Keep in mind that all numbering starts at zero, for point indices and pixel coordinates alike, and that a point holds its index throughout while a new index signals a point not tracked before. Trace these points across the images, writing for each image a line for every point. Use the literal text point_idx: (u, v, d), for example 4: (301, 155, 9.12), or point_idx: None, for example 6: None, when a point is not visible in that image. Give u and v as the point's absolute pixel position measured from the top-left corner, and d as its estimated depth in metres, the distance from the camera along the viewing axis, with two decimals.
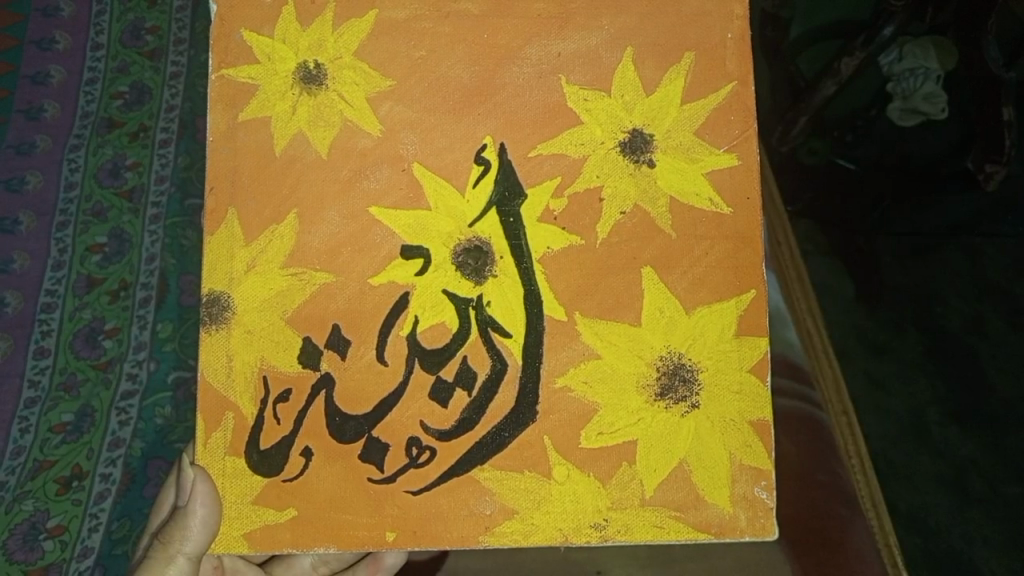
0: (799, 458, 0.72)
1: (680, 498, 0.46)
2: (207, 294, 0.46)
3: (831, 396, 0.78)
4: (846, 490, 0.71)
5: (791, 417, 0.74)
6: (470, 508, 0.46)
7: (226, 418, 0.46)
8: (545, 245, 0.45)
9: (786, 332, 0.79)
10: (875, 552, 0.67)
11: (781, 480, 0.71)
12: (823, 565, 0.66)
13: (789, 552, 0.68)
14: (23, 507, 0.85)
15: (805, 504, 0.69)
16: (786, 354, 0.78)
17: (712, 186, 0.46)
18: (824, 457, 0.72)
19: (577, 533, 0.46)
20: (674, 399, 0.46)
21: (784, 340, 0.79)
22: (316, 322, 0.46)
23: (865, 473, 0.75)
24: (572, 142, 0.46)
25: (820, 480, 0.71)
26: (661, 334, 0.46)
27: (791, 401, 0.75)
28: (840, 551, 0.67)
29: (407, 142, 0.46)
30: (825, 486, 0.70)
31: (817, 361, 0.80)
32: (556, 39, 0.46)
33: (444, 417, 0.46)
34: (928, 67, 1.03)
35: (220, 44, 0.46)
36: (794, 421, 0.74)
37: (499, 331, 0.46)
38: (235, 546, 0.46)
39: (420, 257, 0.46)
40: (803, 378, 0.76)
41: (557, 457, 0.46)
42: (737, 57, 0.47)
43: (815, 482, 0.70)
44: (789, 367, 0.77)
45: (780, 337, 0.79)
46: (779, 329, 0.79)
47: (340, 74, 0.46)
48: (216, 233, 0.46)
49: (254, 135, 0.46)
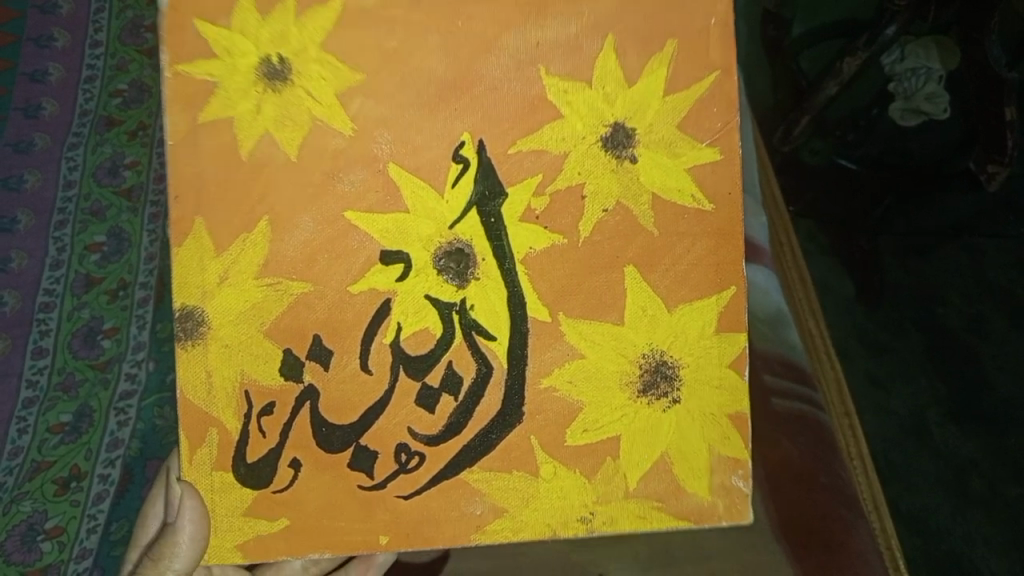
0: (802, 460, 0.69)
1: (662, 489, 0.47)
2: (180, 309, 0.45)
3: (834, 398, 0.79)
4: (849, 492, 0.68)
5: (793, 418, 0.71)
6: (460, 508, 0.46)
7: (209, 435, 0.46)
8: (527, 245, 0.45)
9: (788, 333, 0.76)
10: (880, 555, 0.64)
11: (783, 483, 0.68)
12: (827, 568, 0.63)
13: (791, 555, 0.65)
14: (21, 507, 0.84)
15: (807, 506, 0.66)
16: (788, 355, 0.75)
17: (693, 181, 0.46)
18: (828, 458, 0.70)
19: (564, 527, 0.46)
20: (655, 395, 0.46)
21: (786, 340, 0.76)
22: (296, 335, 0.45)
23: (867, 475, 0.75)
24: (553, 137, 0.45)
25: (822, 482, 0.68)
26: (643, 332, 0.46)
27: (794, 403, 0.72)
28: (843, 553, 0.64)
29: (381, 140, 0.45)
30: (828, 487, 0.68)
31: (820, 362, 0.80)
32: (534, 26, 0.45)
33: (430, 422, 0.46)
34: (930, 67, 1.04)
35: (175, 39, 0.43)
36: (797, 423, 0.71)
37: (484, 333, 0.45)
38: (230, 557, 0.46)
39: (401, 263, 0.45)
40: (805, 380, 0.74)
41: (544, 456, 0.46)
42: (721, 47, 0.46)
43: (816, 484, 0.67)
44: (791, 368, 0.74)
45: (782, 338, 0.76)
46: (780, 330, 0.76)
47: (307, 69, 0.44)
48: (184, 245, 0.45)
49: (219, 138, 0.44)
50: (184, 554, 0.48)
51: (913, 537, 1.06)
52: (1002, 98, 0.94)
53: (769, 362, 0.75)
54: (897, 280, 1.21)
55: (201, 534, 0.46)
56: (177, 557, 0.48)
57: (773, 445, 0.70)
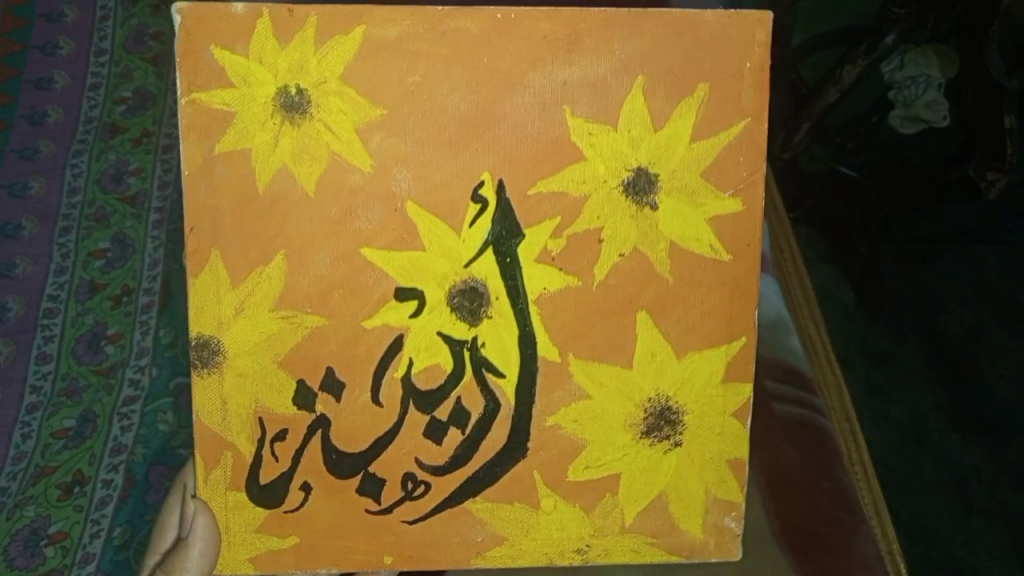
0: (802, 465, 0.70)
1: (657, 525, 0.48)
2: (196, 337, 0.46)
3: (833, 401, 0.77)
4: (849, 496, 0.69)
5: (794, 423, 0.73)
6: (462, 535, 0.48)
7: (224, 456, 0.47)
8: (540, 287, 0.46)
9: (790, 339, 0.78)
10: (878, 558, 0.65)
11: (782, 486, 0.69)
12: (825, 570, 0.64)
13: (794, 561, 0.65)
14: (24, 512, 0.83)
15: (807, 511, 0.68)
16: (790, 360, 0.77)
17: (712, 231, 0.47)
18: (829, 463, 0.71)
19: (561, 556, 0.48)
20: (658, 437, 0.47)
21: (787, 346, 0.78)
22: (310, 365, 0.47)
23: (867, 479, 0.73)
24: (576, 178, 0.46)
25: (822, 486, 0.69)
26: (650, 377, 0.47)
27: (795, 409, 0.74)
28: (842, 557, 0.65)
29: (400, 178, 0.46)
30: (828, 491, 0.69)
31: (822, 368, 0.78)
32: (563, 65, 0.45)
33: (438, 453, 0.47)
34: (929, 74, 1.07)
35: (189, 65, 0.44)
36: (798, 428, 0.73)
37: (494, 371, 0.47)
38: (243, 568, 0.48)
39: (415, 298, 0.46)
40: (805, 385, 0.76)
41: (546, 489, 0.47)
42: (754, 90, 0.46)
43: (816, 489, 0.69)
44: (791, 373, 0.76)
45: (783, 344, 0.78)
46: (782, 336, 0.78)
47: (326, 102, 0.45)
48: (200, 275, 0.46)
49: (235, 170, 0.45)
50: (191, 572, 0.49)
51: (914, 544, 1.06)
52: (1001, 105, 0.97)
53: (772, 367, 0.77)
54: (897, 288, 1.24)
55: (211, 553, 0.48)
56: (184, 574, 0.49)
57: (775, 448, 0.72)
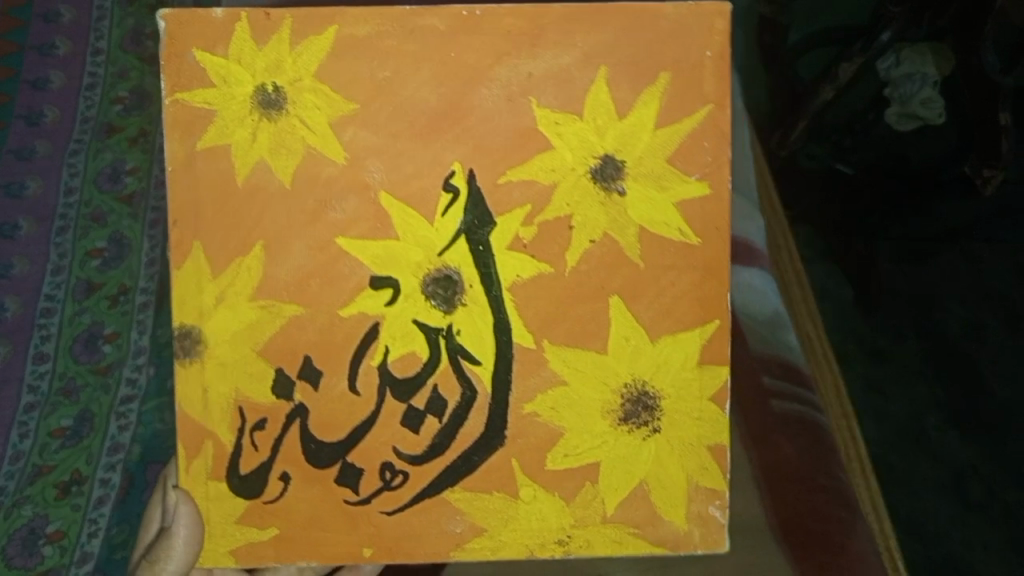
0: (801, 462, 0.70)
1: (638, 515, 0.48)
2: (179, 327, 0.46)
3: (832, 400, 0.83)
4: (846, 493, 0.69)
5: (793, 420, 0.72)
6: (441, 525, 0.48)
7: (205, 446, 0.47)
8: (514, 273, 0.46)
9: (786, 336, 0.77)
10: (875, 553, 0.66)
11: (782, 484, 0.69)
12: (825, 567, 0.64)
13: (791, 556, 0.65)
14: (22, 511, 0.84)
15: (806, 507, 0.67)
16: (787, 356, 0.76)
17: (681, 215, 0.47)
18: (826, 460, 0.71)
19: (541, 547, 0.48)
20: (637, 423, 0.47)
21: (784, 342, 0.77)
22: (288, 355, 0.47)
23: (864, 473, 0.80)
24: (544, 167, 0.46)
25: (821, 483, 0.69)
26: (625, 362, 0.47)
27: (793, 406, 0.73)
28: (841, 554, 0.65)
29: (374, 169, 0.46)
30: (826, 488, 0.69)
31: (819, 366, 0.84)
32: (526, 58, 0.46)
33: (416, 442, 0.47)
34: (925, 73, 1.06)
35: (173, 67, 0.45)
36: (796, 425, 0.72)
37: (469, 358, 0.47)
38: (222, 561, 0.48)
39: (390, 287, 0.46)
40: (802, 381, 0.75)
41: (524, 478, 0.47)
42: (715, 78, 0.46)
43: (816, 486, 0.69)
44: (788, 369, 0.75)
45: (781, 340, 0.77)
46: (779, 333, 0.77)
47: (302, 98, 0.46)
48: (184, 266, 0.46)
49: (215, 164, 0.46)
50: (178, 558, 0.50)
51: (912, 542, 1.07)
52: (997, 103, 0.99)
53: (767, 363, 0.75)
54: (893, 284, 1.23)
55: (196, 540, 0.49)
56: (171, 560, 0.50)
57: (772, 446, 0.71)
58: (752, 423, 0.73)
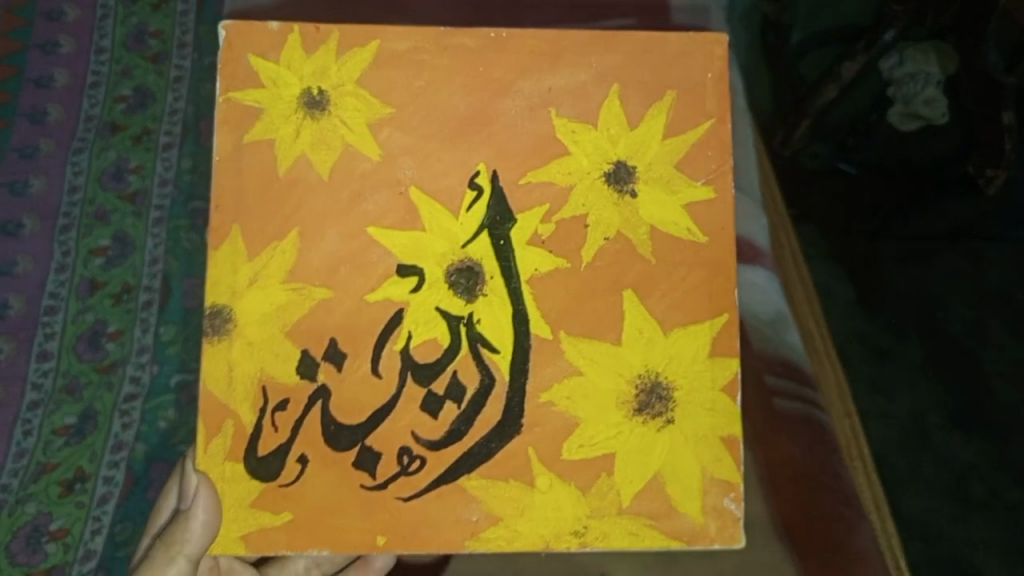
0: (803, 461, 0.70)
1: (655, 507, 0.47)
2: (209, 307, 0.46)
3: (835, 401, 0.81)
4: (849, 492, 0.69)
5: (795, 420, 0.72)
6: (456, 513, 0.47)
7: (226, 424, 0.46)
8: (532, 268, 0.47)
9: (789, 335, 0.76)
10: (877, 552, 0.66)
11: (784, 483, 0.69)
12: (827, 566, 0.65)
13: (794, 553, 0.66)
14: (25, 509, 0.84)
15: (808, 506, 0.68)
16: (789, 356, 0.75)
17: (690, 216, 0.47)
18: (829, 459, 0.70)
19: (556, 539, 0.47)
20: (651, 415, 0.47)
21: (786, 342, 0.75)
22: (314, 336, 0.46)
23: (867, 473, 0.78)
24: (561, 171, 0.47)
25: (823, 481, 0.69)
26: (640, 354, 0.47)
27: (796, 405, 0.72)
28: (843, 551, 0.65)
29: (405, 166, 0.47)
30: (829, 488, 0.68)
31: (821, 365, 0.81)
32: (547, 74, 0.47)
33: (435, 427, 0.47)
34: (928, 72, 1.09)
35: (228, 70, 0.47)
36: (799, 423, 0.71)
37: (489, 347, 0.46)
38: (233, 547, 0.46)
39: (415, 275, 0.46)
40: (805, 381, 0.74)
41: (540, 467, 0.47)
42: (717, 96, 0.48)
43: (817, 485, 0.68)
44: (790, 368, 0.74)
45: (783, 340, 0.75)
46: (782, 332, 0.76)
47: (343, 101, 0.47)
48: (220, 248, 0.46)
49: (258, 157, 0.47)
50: (194, 538, 0.47)
51: (915, 542, 1.08)
52: (1001, 103, 1.02)
53: (770, 362, 0.74)
54: (898, 284, 1.21)
55: (213, 524, 0.46)
56: (188, 540, 0.48)
57: (776, 445, 0.71)
58: (755, 421, 0.72)
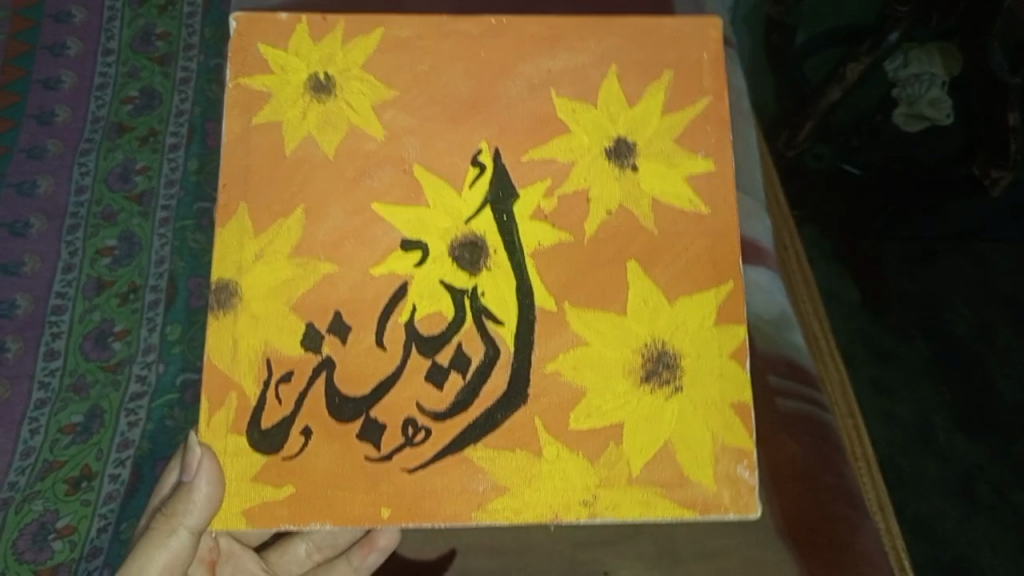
0: (807, 462, 0.69)
1: (665, 476, 0.47)
2: (216, 281, 0.47)
3: (838, 398, 0.81)
4: (852, 491, 0.68)
5: (800, 419, 0.71)
6: (463, 484, 0.46)
7: (229, 398, 0.46)
8: (536, 242, 0.47)
9: (793, 336, 0.75)
10: (881, 553, 0.65)
11: (787, 482, 0.68)
12: (831, 566, 0.64)
13: (795, 553, 0.65)
14: (32, 506, 0.81)
15: (811, 505, 0.67)
16: (793, 357, 0.74)
17: (691, 187, 0.48)
18: (832, 459, 0.70)
19: (566, 509, 0.46)
20: (659, 382, 0.47)
21: (790, 342, 0.75)
22: (319, 309, 0.47)
23: (871, 474, 0.77)
24: (562, 148, 0.47)
25: (826, 481, 0.68)
26: (645, 323, 0.47)
27: (799, 404, 0.71)
28: (847, 551, 0.64)
29: (409, 146, 0.47)
30: (832, 487, 0.68)
31: (824, 363, 0.82)
32: (547, 56, 0.48)
33: (440, 399, 0.47)
34: (932, 73, 1.06)
35: (239, 58, 0.48)
36: (803, 422, 0.71)
37: (493, 319, 0.47)
38: (235, 523, 0.46)
39: (419, 250, 0.47)
40: (808, 382, 0.73)
41: (547, 437, 0.46)
42: (713, 75, 0.49)
43: (821, 484, 0.68)
44: (793, 368, 0.73)
45: (787, 340, 0.75)
46: (785, 333, 0.75)
47: (348, 85, 0.48)
48: (227, 227, 0.47)
49: (267, 138, 0.47)
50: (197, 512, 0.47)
51: (919, 543, 1.07)
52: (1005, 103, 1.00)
53: (772, 362, 0.73)
54: (907, 290, 1.21)
55: (216, 497, 0.46)
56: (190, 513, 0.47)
57: (778, 444, 0.69)
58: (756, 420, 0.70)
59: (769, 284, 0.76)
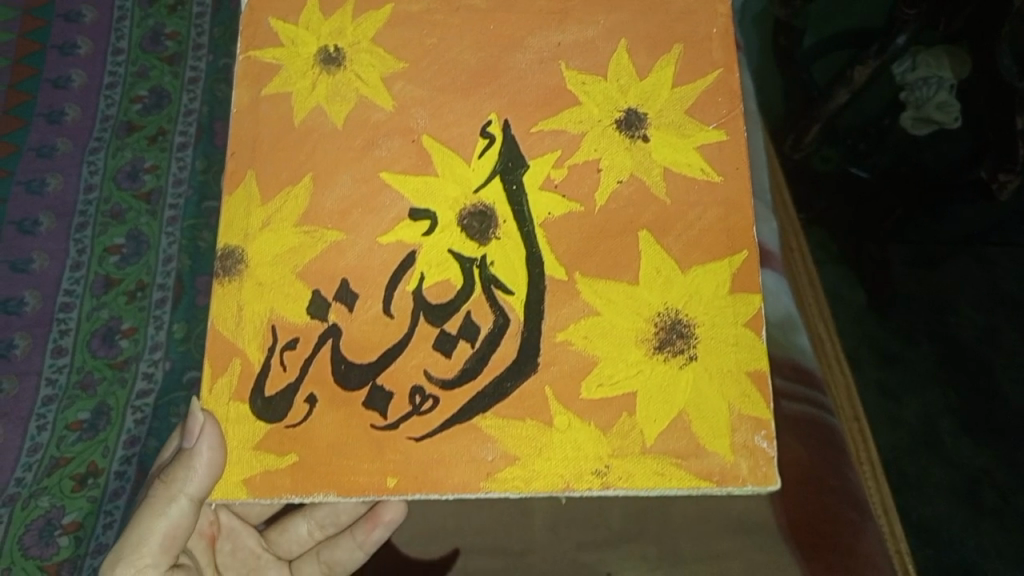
0: (811, 464, 0.68)
1: (681, 446, 0.45)
2: (222, 248, 0.47)
3: (843, 403, 0.80)
4: (857, 495, 0.68)
5: (804, 422, 0.70)
6: (472, 453, 0.45)
7: (233, 364, 0.46)
8: (546, 211, 0.46)
9: (798, 338, 0.74)
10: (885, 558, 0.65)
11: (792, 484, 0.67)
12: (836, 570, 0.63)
13: (800, 556, 0.64)
14: (38, 502, 0.80)
15: (815, 507, 0.66)
16: (799, 360, 0.73)
17: (703, 157, 0.47)
18: (837, 462, 0.69)
19: (577, 480, 0.45)
20: (671, 352, 0.46)
21: (795, 345, 0.74)
22: (327, 277, 0.46)
23: (876, 478, 0.77)
24: (572, 119, 0.47)
25: (831, 484, 0.67)
26: (658, 292, 0.46)
27: (805, 407, 0.71)
28: (852, 556, 0.64)
29: (417, 116, 0.47)
30: (837, 490, 0.67)
31: (830, 367, 0.81)
32: (556, 31, 0.48)
33: (448, 366, 0.46)
34: (941, 76, 1.00)
35: (250, 31, 0.49)
36: (807, 425, 0.70)
37: (502, 288, 0.46)
38: (235, 492, 0.46)
39: (427, 218, 0.46)
40: (815, 384, 0.73)
41: (558, 406, 0.45)
42: (723, 48, 0.49)
43: (825, 487, 0.67)
44: (798, 371, 0.73)
45: (792, 342, 0.74)
46: (791, 334, 0.74)
47: (357, 58, 0.48)
48: (234, 193, 0.47)
49: (276, 108, 0.48)
50: (198, 479, 0.46)
51: (925, 547, 1.06)
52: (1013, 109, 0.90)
53: (779, 364, 0.73)
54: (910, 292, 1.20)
55: (217, 464, 0.45)
56: (190, 480, 0.47)
57: (783, 446, 0.69)
58: None
59: (776, 287, 0.75)
